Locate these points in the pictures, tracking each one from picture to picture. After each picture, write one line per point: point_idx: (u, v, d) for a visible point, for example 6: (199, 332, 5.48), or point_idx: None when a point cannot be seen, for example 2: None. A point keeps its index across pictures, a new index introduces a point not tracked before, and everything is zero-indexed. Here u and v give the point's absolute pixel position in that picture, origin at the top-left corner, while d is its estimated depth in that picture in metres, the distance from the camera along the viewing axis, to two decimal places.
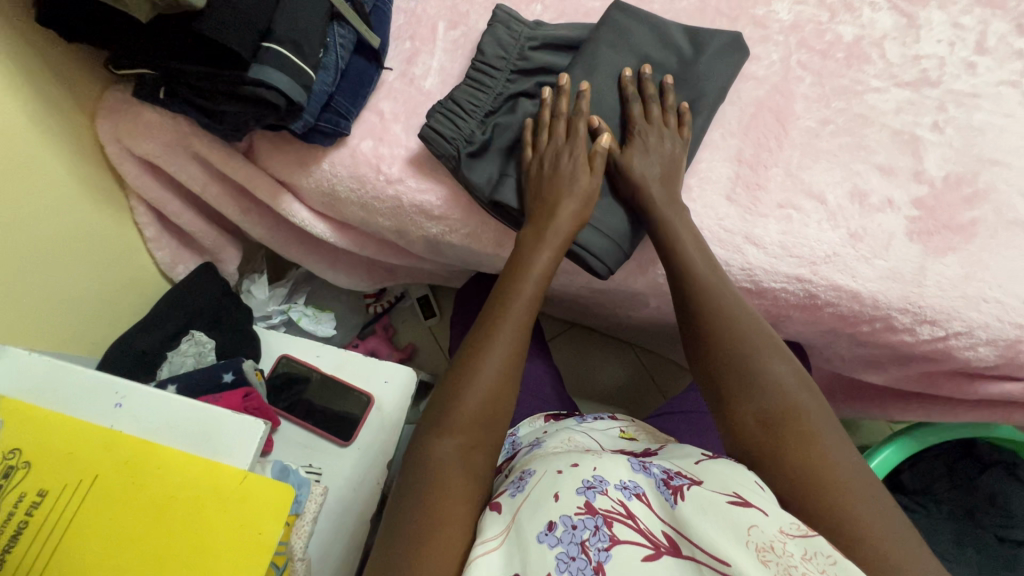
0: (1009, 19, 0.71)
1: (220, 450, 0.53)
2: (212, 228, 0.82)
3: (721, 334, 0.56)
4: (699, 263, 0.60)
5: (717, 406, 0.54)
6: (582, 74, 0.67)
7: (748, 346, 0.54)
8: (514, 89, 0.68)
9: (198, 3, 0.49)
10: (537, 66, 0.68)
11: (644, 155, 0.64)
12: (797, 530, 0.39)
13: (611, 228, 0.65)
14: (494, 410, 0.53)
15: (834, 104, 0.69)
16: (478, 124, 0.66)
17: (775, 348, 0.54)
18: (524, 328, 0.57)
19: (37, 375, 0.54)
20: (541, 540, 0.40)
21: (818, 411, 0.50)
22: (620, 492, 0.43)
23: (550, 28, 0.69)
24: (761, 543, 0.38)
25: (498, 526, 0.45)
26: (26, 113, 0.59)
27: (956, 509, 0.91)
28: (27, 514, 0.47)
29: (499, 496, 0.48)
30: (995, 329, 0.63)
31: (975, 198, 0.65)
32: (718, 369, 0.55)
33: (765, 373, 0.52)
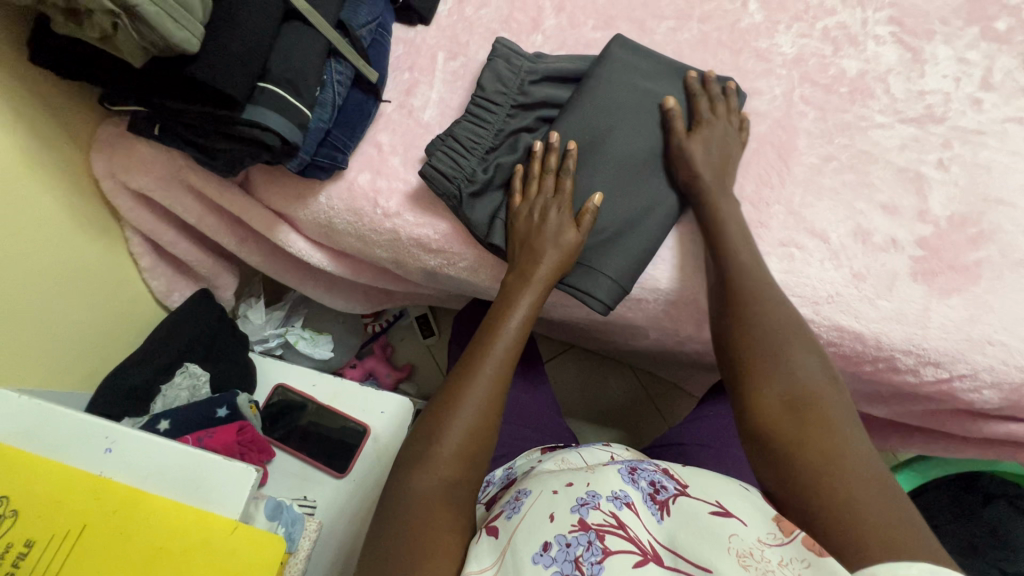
0: (1015, 54, 0.70)
1: (211, 498, 0.52)
2: (208, 256, 0.81)
3: (749, 313, 0.56)
4: (743, 256, 0.59)
5: (738, 385, 0.53)
6: (583, 107, 0.66)
7: (770, 334, 0.54)
8: (514, 124, 0.67)
9: (192, 48, 0.49)
10: (537, 100, 0.68)
11: (702, 144, 0.64)
12: (775, 538, 0.39)
13: (611, 266, 0.64)
14: (476, 445, 0.53)
15: (837, 140, 0.68)
16: (479, 162, 0.66)
17: (800, 338, 0.53)
18: (509, 361, 0.58)
19: (27, 420, 0.53)
20: (536, 561, 0.40)
21: (841, 402, 0.49)
22: (611, 504, 0.43)
23: (551, 61, 0.69)
24: (742, 550, 0.38)
25: (494, 552, 0.44)
26: (21, 151, 0.58)
27: (958, 543, 0.88)
28: (13, 565, 0.46)
29: (496, 519, 0.48)
30: (1000, 372, 0.62)
31: (981, 238, 0.64)
32: (743, 348, 0.54)
33: (796, 361, 0.52)
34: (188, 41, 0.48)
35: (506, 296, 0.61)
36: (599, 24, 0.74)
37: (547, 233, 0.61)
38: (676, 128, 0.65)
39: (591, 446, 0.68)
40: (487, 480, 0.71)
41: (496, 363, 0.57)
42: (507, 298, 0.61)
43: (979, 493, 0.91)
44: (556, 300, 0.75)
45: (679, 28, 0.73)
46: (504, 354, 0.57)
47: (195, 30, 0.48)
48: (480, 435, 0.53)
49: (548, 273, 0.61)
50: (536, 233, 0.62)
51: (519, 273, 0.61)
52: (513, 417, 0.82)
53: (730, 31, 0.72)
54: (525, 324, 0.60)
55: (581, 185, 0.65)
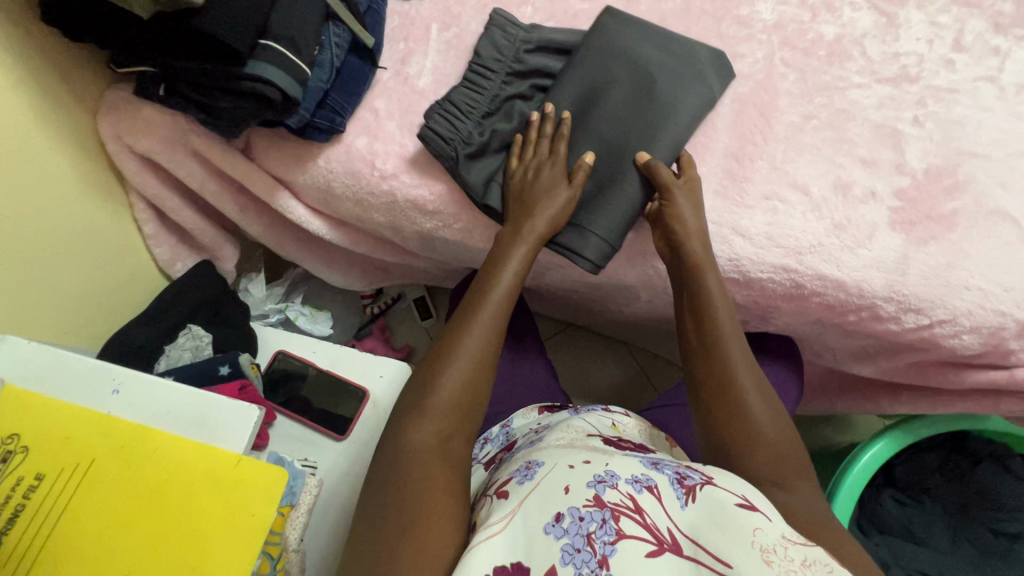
0: (985, 17, 0.73)
1: (215, 434, 0.54)
2: (210, 226, 0.84)
3: (726, 387, 0.57)
4: (731, 339, 0.60)
5: (726, 424, 0.55)
6: (576, 78, 0.69)
7: (744, 404, 0.56)
8: (510, 91, 0.70)
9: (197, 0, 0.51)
10: (532, 69, 0.71)
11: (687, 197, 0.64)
12: (796, 538, 0.40)
13: (600, 226, 0.66)
14: (471, 392, 0.55)
15: (817, 100, 0.71)
16: (475, 125, 0.68)
17: (773, 413, 0.55)
18: (503, 311, 0.60)
19: (37, 365, 0.55)
20: (548, 531, 0.41)
21: (803, 476, 0.52)
22: (630, 486, 0.43)
23: (548, 33, 0.71)
24: (765, 545, 0.38)
25: (503, 513, 0.45)
26: (31, 108, 0.60)
27: (949, 504, 0.91)
28: (24, 498, 0.48)
29: (506, 484, 0.49)
30: (979, 316, 0.64)
31: (956, 189, 0.67)
32: (732, 389, 0.57)
33: (773, 410, 0.56)
34: None
35: (500, 251, 0.63)
36: None
37: (541, 192, 0.64)
38: (665, 178, 0.64)
39: (592, 412, 0.67)
40: (484, 438, 0.73)
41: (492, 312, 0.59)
42: (501, 253, 0.63)
43: (969, 455, 0.92)
44: (548, 261, 0.78)
45: None
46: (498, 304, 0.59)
47: None
48: (472, 379, 0.55)
49: (544, 228, 0.63)
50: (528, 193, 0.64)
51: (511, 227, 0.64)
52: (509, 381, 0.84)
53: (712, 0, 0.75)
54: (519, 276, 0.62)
55: (574, 150, 0.69)
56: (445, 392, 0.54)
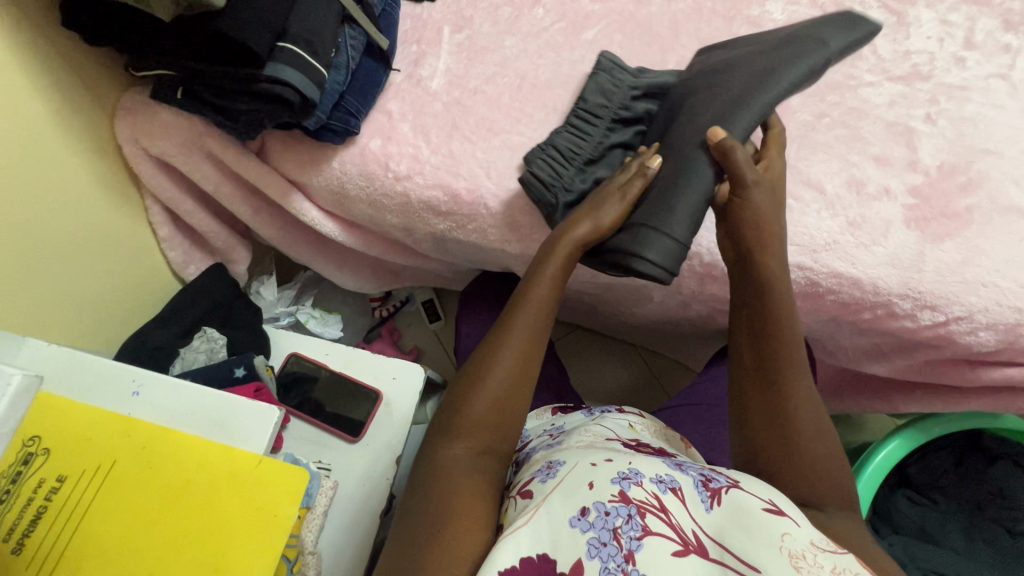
0: (995, 15, 0.73)
1: (235, 435, 0.54)
2: (223, 229, 0.84)
3: (784, 406, 0.54)
4: (792, 353, 0.56)
5: (779, 442, 0.53)
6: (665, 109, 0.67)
7: (800, 423, 0.53)
8: (614, 137, 0.68)
9: (217, 3, 0.52)
10: (637, 114, 0.69)
11: (765, 193, 0.57)
12: (828, 545, 0.39)
13: (664, 222, 0.57)
14: (503, 408, 0.54)
15: (829, 98, 0.71)
16: (577, 171, 0.67)
17: (821, 435, 0.54)
18: (538, 324, 0.57)
19: (57, 366, 0.56)
20: (574, 525, 0.40)
21: (844, 503, 0.51)
22: (655, 486, 0.42)
23: (655, 75, 0.69)
24: (794, 550, 0.37)
25: (526, 512, 0.44)
26: (51, 111, 0.61)
27: (965, 503, 0.90)
28: (46, 500, 0.48)
29: (528, 484, 0.48)
30: (995, 313, 0.64)
31: (970, 185, 0.67)
32: (783, 407, 0.54)
33: (824, 430, 0.54)
34: None
35: (539, 257, 0.60)
36: None
37: (590, 203, 0.61)
38: (739, 164, 0.56)
39: (608, 415, 0.67)
40: None
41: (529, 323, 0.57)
42: (539, 259, 0.60)
43: (982, 453, 0.91)
44: None
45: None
46: (535, 316, 0.57)
47: None
48: (505, 394, 0.54)
49: (584, 234, 0.59)
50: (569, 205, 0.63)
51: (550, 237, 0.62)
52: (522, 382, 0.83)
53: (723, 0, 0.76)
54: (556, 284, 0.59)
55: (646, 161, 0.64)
56: (478, 408, 0.53)
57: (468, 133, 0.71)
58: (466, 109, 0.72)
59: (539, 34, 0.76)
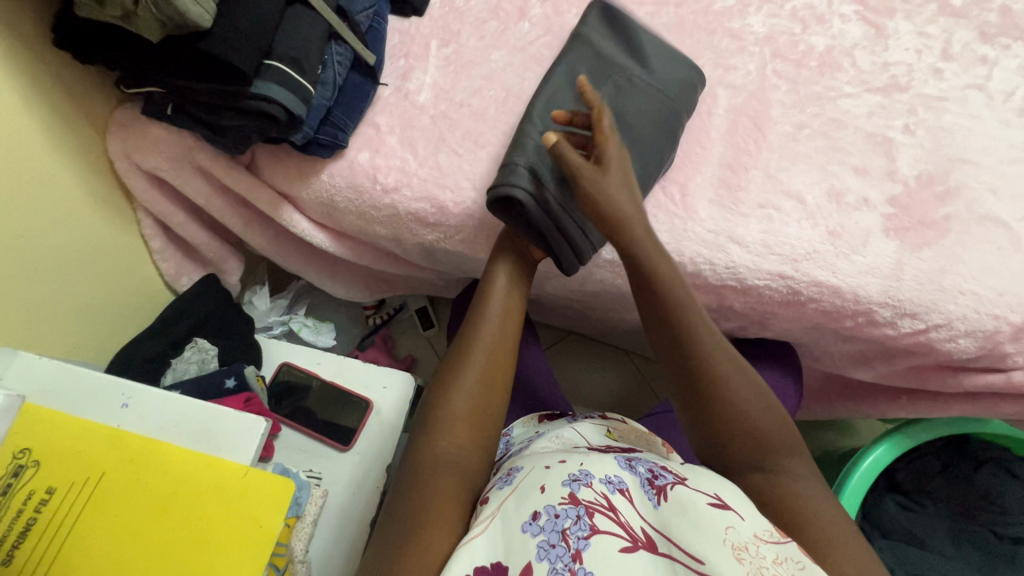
0: (972, 27, 0.75)
1: (222, 447, 0.55)
2: (215, 240, 0.85)
3: (699, 370, 0.55)
4: (687, 316, 0.56)
5: (708, 407, 0.54)
6: (631, 102, 0.69)
7: (725, 383, 0.54)
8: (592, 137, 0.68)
9: (205, 24, 0.53)
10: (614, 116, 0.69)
11: (617, 177, 0.58)
12: (771, 536, 0.41)
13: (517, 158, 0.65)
14: (482, 403, 0.59)
15: (809, 109, 0.73)
16: None
17: (752, 390, 0.54)
18: (501, 324, 0.65)
19: (47, 379, 0.57)
20: (525, 529, 0.41)
21: (795, 455, 0.53)
22: (604, 486, 0.43)
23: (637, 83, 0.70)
24: (737, 541, 0.39)
25: (484, 516, 0.46)
26: (44, 128, 0.62)
27: (953, 507, 0.91)
28: (35, 511, 0.49)
29: (488, 492, 0.50)
30: (973, 320, 0.65)
31: (948, 195, 0.68)
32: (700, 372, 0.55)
33: (747, 387, 0.55)
34: (200, 15, 0.52)
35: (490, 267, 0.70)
36: (582, 11, 0.79)
37: None
38: (574, 163, 0.58)
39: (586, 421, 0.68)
40: None
41: (485, 337, 0.64)
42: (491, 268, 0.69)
43: (970, 458, 0.92)
44: (549, 271, 0.79)
45: (657, 12, 0.78)
46: (492, 331, 0.64)
47: (206, 6, 0.53)
48: (485, 390, 0.60)
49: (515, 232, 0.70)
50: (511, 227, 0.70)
51: (504, 257, 0.69)
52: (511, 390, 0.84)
53: (705, 14, 0.77)
54: (506, 302, 0.67)
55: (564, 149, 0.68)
56: (460, 402, 0.58)
57: (454, 145, 0.72)
58: (453, 122, 0.73)
59: (525, 47, 0.77)
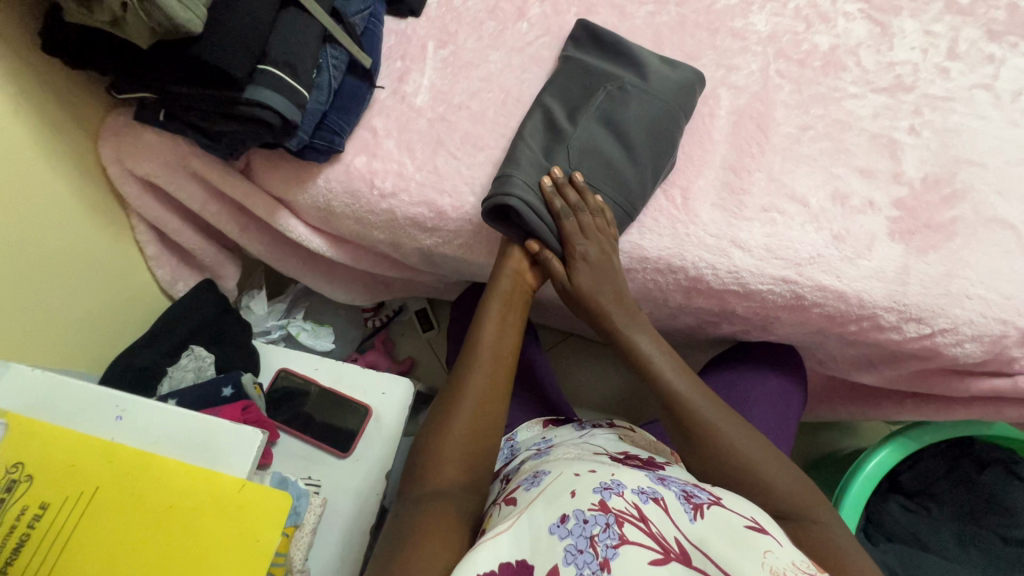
0: (979, 25, 0.73)
1: (220, 460, 0.54)
2: (210, 245, 0.84)
3: (689, 423, 0.58)
4: (669, 375, 0.61)
5: (706, 456, 0.56)
6: (630, 110, 0.68)
7: (723, 435, 0.56)
8: (589, 146, 0.67)
9: (196, 29, 0.52)
10: (610, 127, 0.68)
11: (591, 275, 0.64)
12: (807, 568, 0.40)
13: (513, 169, 0.64)
14: (481, 433, 0.55)
15: (813, 110, 0.71)
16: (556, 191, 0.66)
17: (746, 433, 0.57)
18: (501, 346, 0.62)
19: (40, 390, 0.56)
20: (553, 531, 0.41)
21: (815, 497, 0.54)
22: (636, 496, 0.42)
23: (629, 92, 0.69)
24: (776, 566, 0.38)
25: (510, 518, 0.45)
26: (35, 136, 0.61)
27: (957, 511, 0.90)
28: (28, 527, 0.48)
29: (514, 492, 0.50)
30: (980, 325, 0.64)
31: (954, 198, 0.67)
32: (690, 426, 0.58)
33: (742, 433, 0.57)
34: (190, 20, 0.51)
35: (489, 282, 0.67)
36: (581, 11, 0.77)
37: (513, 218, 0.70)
38: (556, 271, 0.66)
39: (595, 427, 0.67)
40: None
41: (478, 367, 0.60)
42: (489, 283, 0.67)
43: (975, 460, 0.91)
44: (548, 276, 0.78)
45: (657, 12, 0.76)
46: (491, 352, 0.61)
47: (196, 11, 0.52)
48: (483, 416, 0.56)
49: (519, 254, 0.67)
50: (506, 255, 0.67)
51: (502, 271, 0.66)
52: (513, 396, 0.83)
53: (706, 13, 0.76)
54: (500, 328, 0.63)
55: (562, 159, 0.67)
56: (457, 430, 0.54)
57: (452, 149, 0.71)
58: (450, 125, 0.72)
59: (523, 48, 0.76)
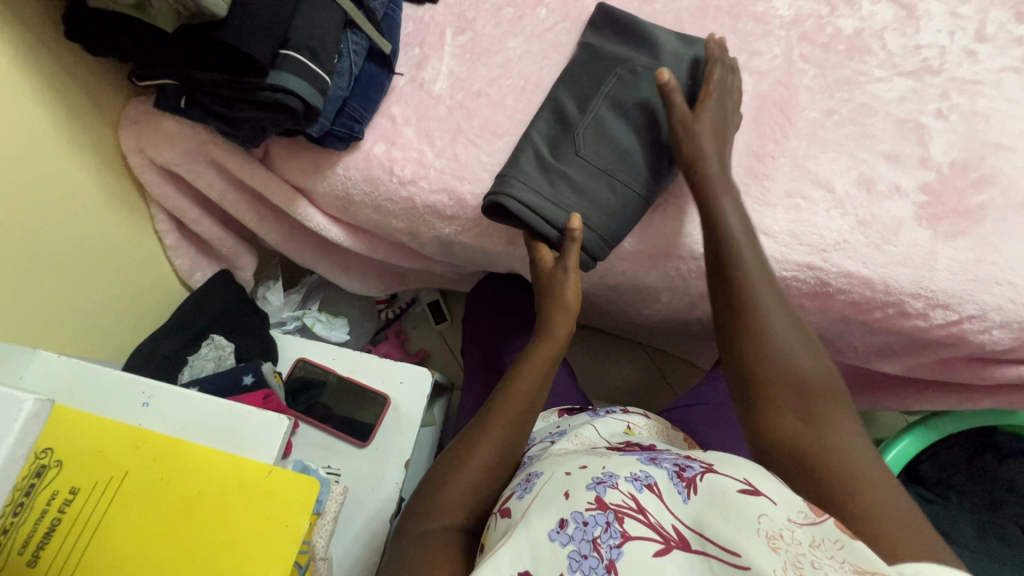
0: (1007, 7, 0.72)
1: (246, 447, 0.54)
2: (228, 235, 0.84)
3: (741, 309, 0.55)
4: (743, 247, 0.58)
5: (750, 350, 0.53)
6: (641, 94, 0.67)
7: (763, 322, 0.54)
8: (600, 132, 0.66)
9: (220, 11, 0.52)
10: (620, 112, 0.67)
11: (711, 125, 0.63)
12: (805, 518, 0.38)
13: (514, 167, 0.64)
14: (489, 481, 0.52)
15: (837, 95, 0.70)
16: (567, 181, 0.64)
17: (795, 335, 0.53)
18: (531, 400, 0.56)
19: (69, 377, 0.56)
20: (553, 538, 0.40)
21: (842, 409, 0.49)
22: (630, 485, 0.42)
23: (643, 75, 0.67)
24: (771, 531, 0.36)
25: (507, 531, 0.44)
26: (58, 123, 0.61)
27: (976, 500, 0.89)
28: (59, 512, 0.48)
29: (508, 499, 0.48)
30: (1009, 311, 0.63)
31: (983, 182, 0.66)
32: (738, 312, 0.55)
33: (787, 339, 0.53)
34: (216, 4, 0.51)
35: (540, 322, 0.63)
36: None
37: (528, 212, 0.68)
38: (679, 107, 0.63)
39: (611, 413, 0.67)
40: None
41: (511, 403, 0.56)
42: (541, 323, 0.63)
43: (996, 451, 0.90)
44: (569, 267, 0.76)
45: None
46: (520, 404, 0.56)
47: None
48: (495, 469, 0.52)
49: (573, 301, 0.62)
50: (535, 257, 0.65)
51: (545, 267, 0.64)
52: None
53: None
54: (541, 372, 0.58)
55: (571, 146, 0.66)
56: (468, 478, 0.51)
57: (472, 136, 0.71)
58: (470, 112, 0.72)
59: (542, 34, 0.75)
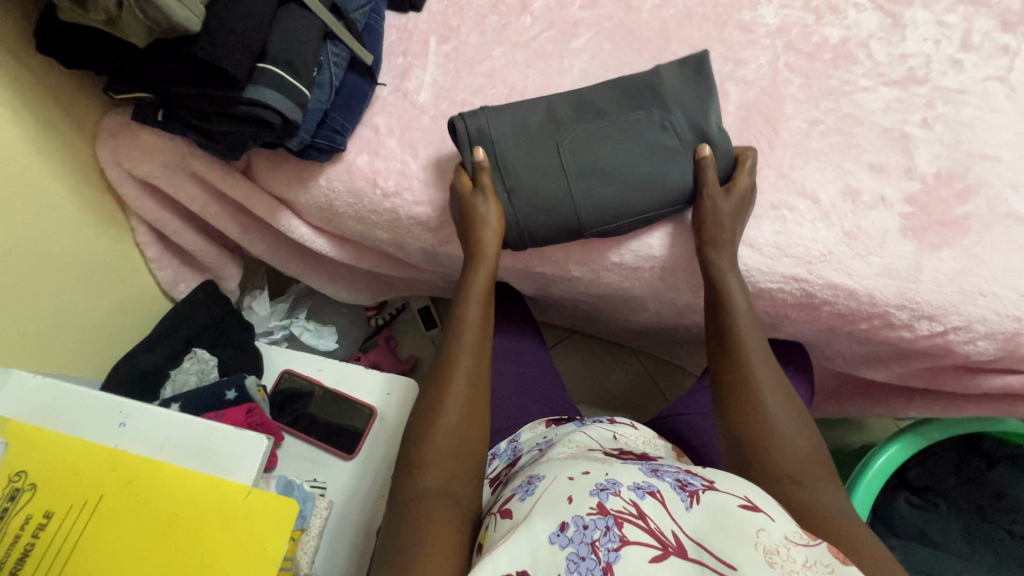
0: (992, 15, 0.72)
1: (227, 467, 0.54)
2: (211, 246, 0.83)
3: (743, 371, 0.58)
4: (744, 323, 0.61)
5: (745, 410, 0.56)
6: (654, 123, 0.64)
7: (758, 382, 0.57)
8: (590, 137, 0.64)
9: (193, 27, 0.52)
10: (624, 128, 0.64)
11: (732, 206, 0.62)
12: (801, 538, 0.39)
13: (495, 113, 0.64)
14: (464, 447, 0.53)
15: (823, 104, 0.70)
16: (521, 157, 0.64)
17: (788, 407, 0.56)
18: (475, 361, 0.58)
19: (43, 398, 0.55)
20: (552, 541, 0.39)
21: (828, 479, 0.51)
22: (633, 493, 0.41)
23: (673, 122, 0.64)
24: (768, 546, 0.37)
25: (507, 533, 0.43)
26: (34, 137, 0.61)
27: (965, 506, 0.89)
28: (33, 537, 0.47)
29: (509, 501, 0.47)
30: (993, 322, 0.63)
31: (968, 192, 0.66)
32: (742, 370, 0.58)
33: (784, 410, 0.55)
34: (188, 19, 0.51)
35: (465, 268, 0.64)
36: (586, 4, 0.76)
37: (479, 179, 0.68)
38: (711, 177, 0.62)
39: (598, 423, 0.67)
40: (492, 454, 0.71)
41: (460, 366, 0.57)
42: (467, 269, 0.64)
43: (983, 457, 0.90)
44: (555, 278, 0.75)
45: (663, 5, 0.75)
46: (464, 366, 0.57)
47: (193, 10, 0.51)
48: (464, 444, 0.53)
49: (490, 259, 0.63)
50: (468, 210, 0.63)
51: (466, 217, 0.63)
52: (519, 396, 0.81)
53: (713, 6, 0.74)
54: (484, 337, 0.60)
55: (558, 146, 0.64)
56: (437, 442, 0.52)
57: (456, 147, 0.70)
58: None
59: (527, 43, 0.74)
